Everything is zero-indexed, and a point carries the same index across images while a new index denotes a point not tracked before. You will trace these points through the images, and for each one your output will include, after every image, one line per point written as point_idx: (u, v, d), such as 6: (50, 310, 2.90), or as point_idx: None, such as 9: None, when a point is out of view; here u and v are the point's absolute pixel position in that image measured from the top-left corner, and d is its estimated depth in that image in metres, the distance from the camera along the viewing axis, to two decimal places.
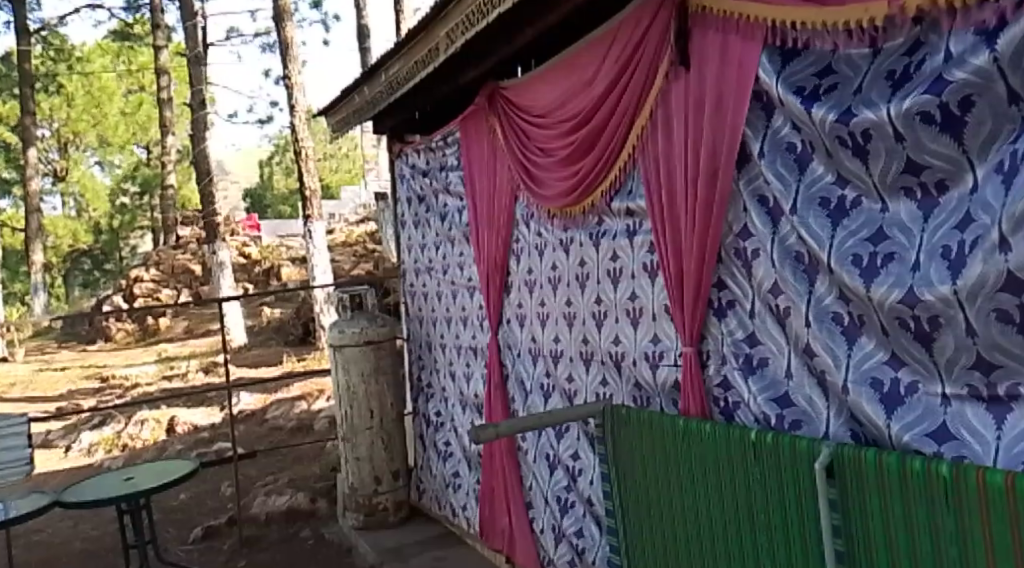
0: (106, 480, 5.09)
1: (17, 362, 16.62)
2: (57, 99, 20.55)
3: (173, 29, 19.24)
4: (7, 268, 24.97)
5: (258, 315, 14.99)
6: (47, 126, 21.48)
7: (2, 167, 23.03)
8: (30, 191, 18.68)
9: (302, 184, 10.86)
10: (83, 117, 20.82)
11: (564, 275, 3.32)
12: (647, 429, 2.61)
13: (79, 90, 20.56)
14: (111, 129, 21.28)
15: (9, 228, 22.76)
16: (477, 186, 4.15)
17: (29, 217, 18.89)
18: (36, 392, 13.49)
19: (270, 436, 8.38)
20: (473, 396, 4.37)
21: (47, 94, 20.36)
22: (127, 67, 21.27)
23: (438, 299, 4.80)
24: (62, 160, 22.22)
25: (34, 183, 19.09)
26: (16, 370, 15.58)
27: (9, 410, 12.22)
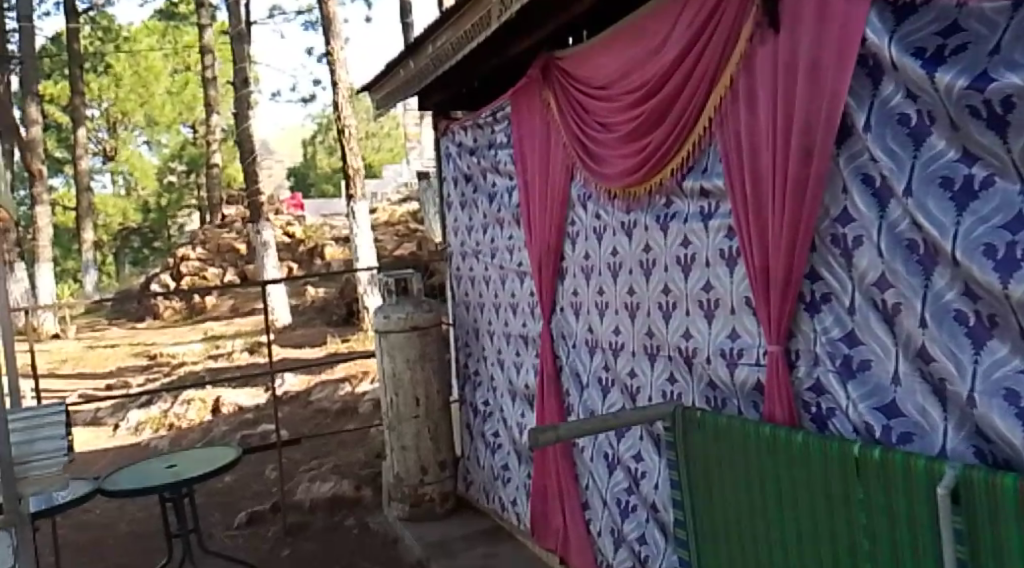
0: (148, 468, 4.91)
1: (67, 338, 16.73)
2: (106, 79, 20.66)
3: (217, 7, 19.18)
4: (61, 245, 25.31)
5: (302, 295, 14.89)
6: (96, 106, 22.11)
7: (54, 146, 23.31)
8: (81, 169, 18.80)
9: (344, 162, 10.67)
10: (131, 97, 20.88)
11: (626, 262, 3.04)
12: (725, 436, 2.33)
13: (126, 69, 20.60)
14: (158, 108, 21.32)
15: (61, 207, 23.31)
16: (527, 165, 3.89)
17: (79, 195, 19.01)
18: (85, 369, 13.54)
19: (313, 419, 8.20)
20: (524, 386, 4.10)
21: (97, 74, 20.60)
22: (173, 47, 21.29)
23: (486, 283, 4.54)
24: (111, 140, 22.42)
25: (84, 161, 19.19)
26: (67, 347, 15.67)
27: (59, 387, 12.25)
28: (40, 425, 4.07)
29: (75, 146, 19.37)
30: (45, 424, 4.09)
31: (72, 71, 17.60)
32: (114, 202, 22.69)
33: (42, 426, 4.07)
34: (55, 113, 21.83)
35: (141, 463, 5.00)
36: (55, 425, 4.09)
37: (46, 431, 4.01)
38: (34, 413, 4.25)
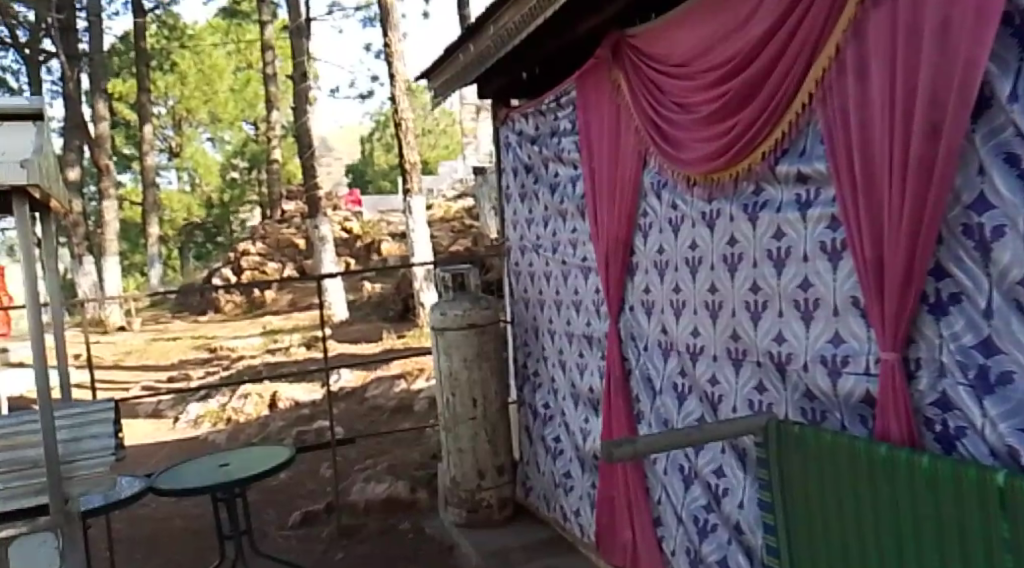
0: (199, 466, 4.63)
1: (132, 330, 16.85)
2: (171, 77, 20.91)
3: (278, 6, 19.26)
4: (128, 240, 25.67)
5: (359, 290, 14.78)
6: (163, 105, 22.41)
7: (123, 142, 23.64)
8: (147, 165, 18.96)
9: (401, 156, 10.48)
10: (195, 95, 21.18)
11: (706, 257, 2.76)
12: (830, 455, 2.03)
13: (191, 68, 20.91)
14: (222, 105, 21.83)
15: (128, 203, 23.65)
16: (594, 153, 3.61)
17: (145, 191, 19.16)
18: (149, 361, 13.57)
19: (369, 417, 7.99)
20: (586, 390, 3.79)
21: (163, 73, 20.81)
22: (236, 46, 21.43)
23: (546, 280, 4.28)
24: (177, 137, 23.00)
25: (150, 157, 19.37)
26: (132, 339, 15.78)
27: (122, 379, 12.28)
28: (86, 424, 3.70)
29: (141, 142, 19.54)
30: (92, 423, 3.72)
31: (140, 69, 17.72)
32: (178, 198, 23.29)
33: (89, 425, 3.70)
34: (122, 110, 22.09)
35: (196, 460, 4.75)
36: (104, 424, 3.72)
37: (93, 431, 3.64)
38: (82, 411, 3.90)
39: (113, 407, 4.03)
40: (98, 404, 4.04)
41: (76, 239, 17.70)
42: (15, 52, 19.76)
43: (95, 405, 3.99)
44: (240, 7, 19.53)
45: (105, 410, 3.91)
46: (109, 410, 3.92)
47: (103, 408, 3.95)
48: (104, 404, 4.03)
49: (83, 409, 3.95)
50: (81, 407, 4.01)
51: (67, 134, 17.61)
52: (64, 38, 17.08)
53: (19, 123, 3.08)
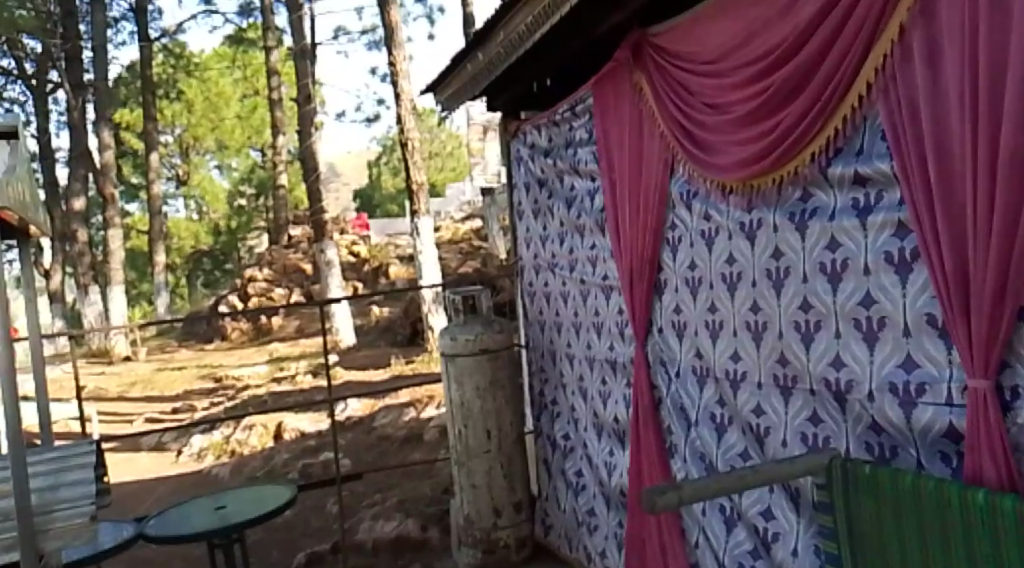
0: (194, 509, 4.34)
1: (139, 360, 16.61)
2: (179, 105, 21.05)
3: (284, 32, 19.17)
4: (137, 269, 25.49)
5: (367, 314, 14.51)
6: (170, 133, 22.31)
7: (130, 171, 23.53)
8: (154, 194, 18.80)
9: (408, 178, 10.24)
10: (202, 123, 21.46)
11: (747, 272, 2.48)
12: (910, 502, 1.74)
13: (199, 97, 20.99)
14: (229, 132, 21.81)
15: (135, 231, 23.49)
16: (614, 163, 3.33)
17: (152, 220, 18.98)
18: (154, 391, 13.31)
19: (376, 447, 7.68)
20: (609, 421, 3.50)
21: (171, 102, 20.84)
22: (243, 73, 21.36)
23: (564, 302, 3.98)
24: (184, 165, 22.86)
25: (157, 185, 19.26)
26: (139, 369, 15.54)
27: (127, 410, 12.01)
28: (65, 469, 3.42)
29: (147, 171, 19.40)
30: (71, 468, 3.43)
31: (146, 97, 17.66)
32: (185, 225, 23.07)
33: (66, 470, 3.40)
34: (130, 139, 22.00)
35: (194, 500, 4.46)
36: (84, 468, 3.43)
37: (72, 476, 3.35)
38: (61, 454, 3.61)
39: (96, 449, 3.74)
40: (80, 445, 3.75)
41: (83, 268, 17.58)
42: (21, 83, 19.78)
43: (77, 447, 3.69)
44: (246, 34, 19.48)
45: (86, 453, 3.61)
46: (92, 453, 3.63)
47: (84, 450, 3.67)
48: (86, 445, 3.74)
49: (63, 452, 3.66)
50: (61, 449, 3.72)
51: (73, 163, 17.56)
52: (70, 68, 17.09)
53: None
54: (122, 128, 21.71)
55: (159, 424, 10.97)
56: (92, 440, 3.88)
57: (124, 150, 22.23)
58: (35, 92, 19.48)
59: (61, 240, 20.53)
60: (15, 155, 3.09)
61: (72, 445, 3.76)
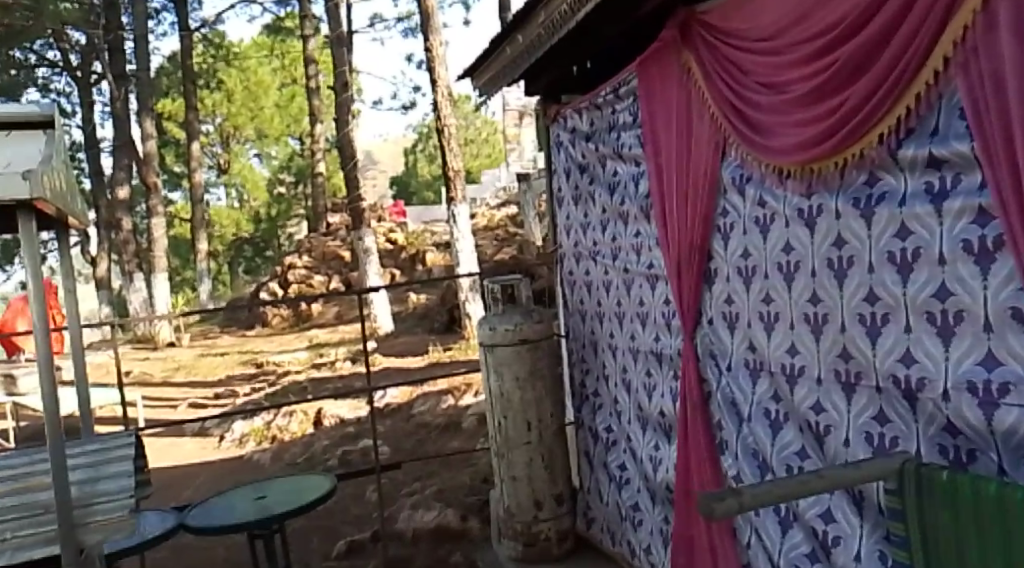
0: (235, 499, 4.25)
1: (182, 346, 16.75)
2: (218, 95, 21.25)
3: (321, 21, 19.20)
4: (180, 256, 25.73)
5: (405, 301, 14.47)
6: (210, 122, 22.46)
7: (172, 160, 23.72)
8: (196, 182, 18.92)
9: (445, 164, 10.13)
10: (242, 112, 21.57)
11: (806, 261, 2.34)
12: (995, 507, 1.62)
13: (238, 86, 21.16)
14: (268, 121, 21.93)
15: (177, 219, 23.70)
16: (660, 147, 3.20)
17: (193, 208, 19.08)
18: (197, 377, 13.40)
19: (415, 435, 7.59)
20: (655, 414, 3.36)
21: (211, 91, 21.10)
22: (281, 62, 21.62)
23: (606, 290, 3.84)
24: (225, 154, 22.95)
25: (198, 174, 19.36)
26: (182, 355, 15.63)
27: (170, 396, 12.08)
28: (104, 463, 3.35)
29: (188, 160, 19.54)
30: (110, 462, 3.37)
31: (186, 87, 17.75)
32: (227, 213, 23.26)
33: (105, 464, 3.34)
34: (172, 129, 22.16)
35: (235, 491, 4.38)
36: (122, 462, 3.37)
37: (111, 470, 3.29)
38: (101, 447, 3.55)
39: (135, 441, 3.67)
40: (120, 437, 3.69)
41: (127, 256, 17.76)
42: (65, 74, 20.00)
43: (116, 440, 3.63)
44: (284, 23, 19.54)
45: (125, 446, 3.55)
46: (131, 446, 3.57)
47: (124, 442, 3.60)
48: (125, 437, 3.68)
49: (102, 444, 3.61)
50: (101, 442, 3.66)
51: (116, 153, 17.71)
52: (113, 59, 17.23)
53: (30, 130, 3.15)
54: (164, 118, 21.86)
55: (202, 409, 11.01)
56: (132, 431, 3.82)
57: (166, 139, 22.40)
58: (79, 82, 19.70)
59: (105, 228, 20.73)
60: (52, 144, 3.04)
61: (111, 437, 3.71)
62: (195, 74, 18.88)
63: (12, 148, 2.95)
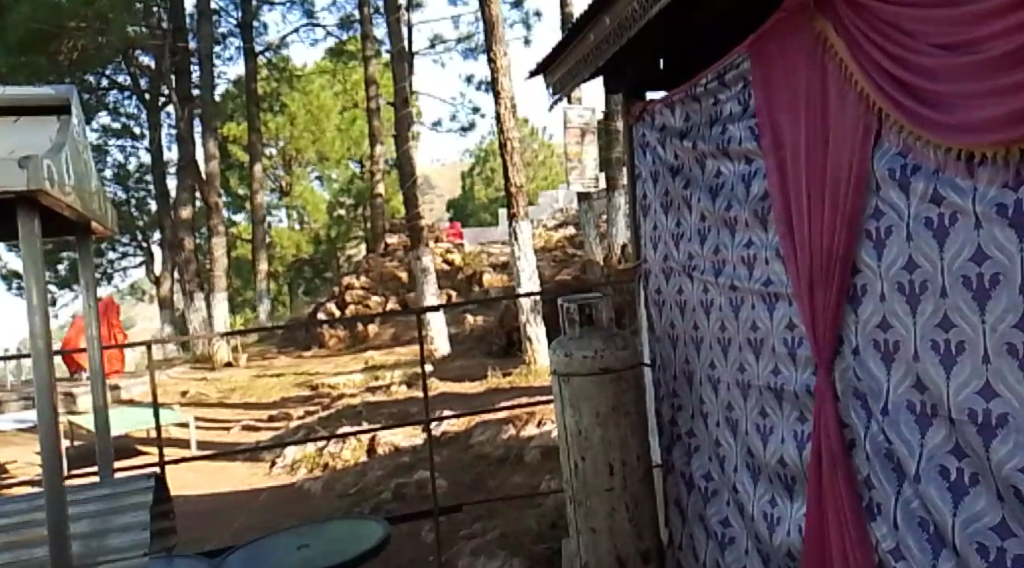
0: (276, 545, 3.63)
1: (239, 366, 16.44)
2: (282, 118, 21.25)
3: (382, 43, 19.01)
4: (241, 276, 25.58)
5: (461, 323, 13.96)
6: (273, 144, 22.33)
7: (235, 182, 23.61)
8: (257, 204, 18.69)
9: (507, 180, 9.61)
10: (304, 135, 21.58)
11: (1013, 276, 1.78)
12: None
13: (300, 109, 21.21)
14: (329, 144, 21.85)
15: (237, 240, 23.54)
16: (783, 136, 2.61)
17: (254, 229, 18.80)
18: (252, 399, 13.01)
19: (473, 468, 6.99)
20: (771, 463, 2.78)
21: (273, 113, 21.11)
22: (342, 86, 21.67)
23: (704, 314, 3.23)
24: (286, 176, 22.69)
25: (259, 195, 19.18)
26: (238, 375, 15.28)
27: (224, 418, 11.71)
28: (115, 514, 2.83)
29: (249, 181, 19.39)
30: (122, 511, 2.85)
31: (250, 109, 17.60)
32: (288, 235, 22.84)
33: (127, 510, 2.86)
34: (237, 152, 22.02)
35: (276, 536, 3.76)
36: (137, 510, 2.86)
37: (124, 520, 2.77)
38: (111, 493, 3.05)
39: (153, 484, 3.17)
40: (135, 481, 3.20)
41: (189, 275, 17.60)
42: (134, 98, 20.09)
43: (132, 484, 3.13)
44: (345, 46, 19.44)
45: (142, 490, 3.04)
46: (147, 491, 3.06)
47: (140, 486, 3.11)
48: (141, 480, 3.18)
49: (115, 490, 3.11)
50: (114, 486, 3.16)
51: (180, 174, 17.62)
52: (179, 82, 17.16)
53: (39, 116, 2.62)
54: (228, 141, 21.82)
55: (254, 433, 10.59)
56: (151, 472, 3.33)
57: (230, 162, 22.28)
58: (147, 106, 19.78)
59: (170, 250, 20.64)
60: (66, 130, 2.50)
61: (126, 481, 3.21)
62: (258, 99, 18.76)
63: (15, 135, 2.40)
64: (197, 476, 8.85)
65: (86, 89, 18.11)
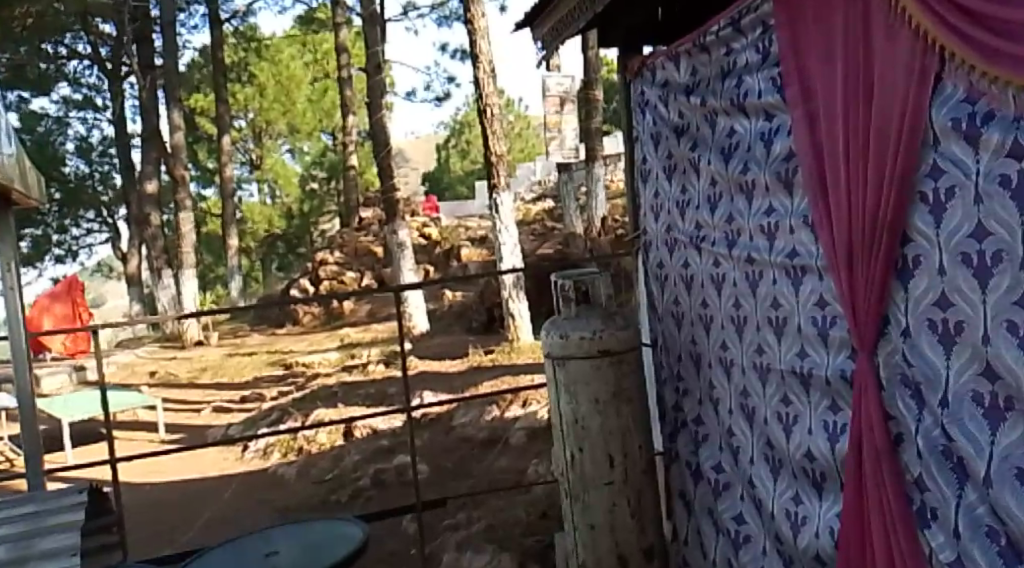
0: (241, 551, 3.32)
1: (211, 344, 16.05)
2: (251, 89, 20.73)
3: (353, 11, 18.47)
4: (213, 252, 25.06)
5: (439, 298, 13.61)
6: (242, 117, 21.78)
7: (204, 155, 23.05)
8: (226, 177, 18.18)
9: (486, 148, 9.26)
10: (275, 107, 20.99)
11: None
12: None
13: (270, 80, 20.57)
14: (300, 116, 21.34)
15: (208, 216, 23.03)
16: (814, 86, 2.31)
17: (224, 203, 18.30)
18: (224, 378, 12.67)
19: (456, 452, 6.70)
20: (795, 458, 2.47)
21: (242, 84, 20.57)
22: (313, 56, 21.12)
23: (716, 289, 2.92)
24: (257, 148, 22.16)
25: (228, 168, 18.69)
26: (210, 354, 14.90)
27: (195, 399, 11.36)
28: None
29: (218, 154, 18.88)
30: None
31: (216, 80, 17.08)
32: (259, 210, 22.25)
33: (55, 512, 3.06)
34: (206, 125, 21.44)
35: (245, 538, 3.44)
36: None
37: None
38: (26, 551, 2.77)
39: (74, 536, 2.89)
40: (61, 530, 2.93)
41: (157, 251, 17.13)
42: (95, 68, 19.48)
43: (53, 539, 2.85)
44: (314, 14, 18.95)
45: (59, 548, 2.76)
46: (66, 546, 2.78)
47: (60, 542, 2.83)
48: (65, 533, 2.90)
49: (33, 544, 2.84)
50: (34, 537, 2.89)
51: (145, 146, 17.14)
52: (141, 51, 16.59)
53: None
54: (195, 113, 21.21)
55: (226, 415, 10.24)
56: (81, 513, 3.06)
57: (197, 135, 21.69)
58: (108, 76, 19.15)
59: (137, 226, 20.10)
60: None
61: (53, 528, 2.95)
62: (225, 69, 18.20)
63: None
64: (166, 463, 8.50)
65: (43, 58, 17.52)
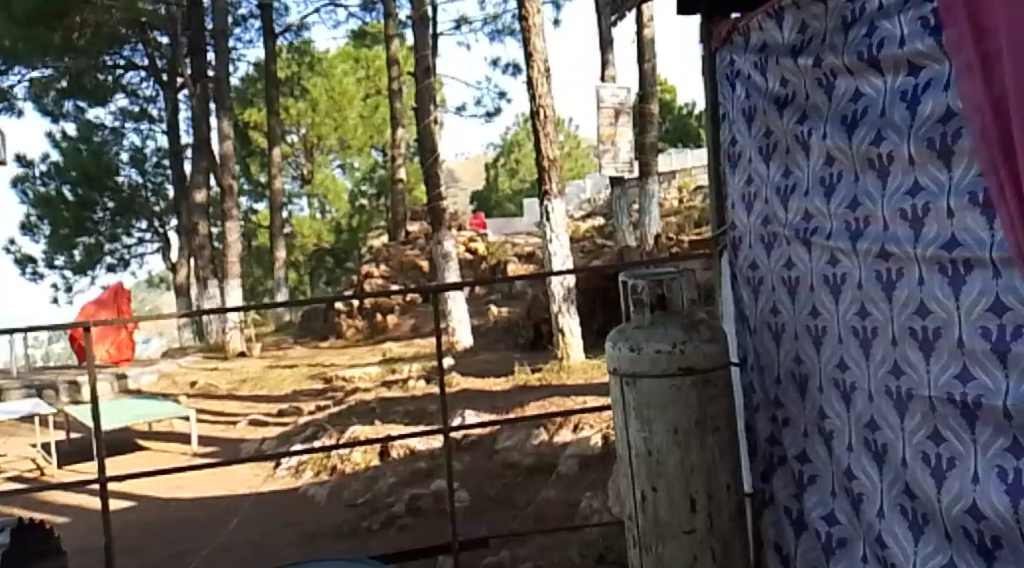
0: None
1: (252, 356, 15.67)
2: (303, 104, 20.61)
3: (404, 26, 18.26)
4: (262, 265, 24.77)
5: (484, 314, 13.05)
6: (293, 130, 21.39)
7: (254, 167, 22.85)
8: (275, 191, 17.57)
9: (538, 151, 8.70)
10: (326, 122, 20.79)
11: None
12: None
13: (322, 95, 20.51)
14: (351, 132, 21.18)
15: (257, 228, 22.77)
16: (991, 20, 1.73)
17: (273, 216, 17.91)
18: (263, 390, 12.22)
19: (499, 479, 6.12)
20: (951, 514, 1.89)
21: (294, 99, 20.43)
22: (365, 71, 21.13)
23: (831, 293, 2.33)
24: (307, 163, 21.75)
25: (278, 181, 18.38)
26: (251, 366, 14.48)
27: (231, 412, 10.93)
28: None
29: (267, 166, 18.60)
30: None
31: (269, 92, 16.80)
32: (309, 224, 21.92)
33: None
34: (258, 138, 21.17)
35: None
36: None
37: None
38: None
39: None
40: None
41: (204, 260, 16.82)
42: (151, 79, 19.36)
43: None
44: (367, 30, 18.72)
45: None
46: None
47: None
48: None
49: None
50: None
51: (196, 156, 16.90)
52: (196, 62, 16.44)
53: None
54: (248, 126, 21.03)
55: (262, 429, 9.76)
56: None
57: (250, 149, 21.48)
58: (164, 86, 18.99)
59: (186, 237, 19.89)
60: None
61: None
62: (278, 81, 17.95)
63: None
64: (194, 479, 8.03)
65: (100, 68, 17.42)
